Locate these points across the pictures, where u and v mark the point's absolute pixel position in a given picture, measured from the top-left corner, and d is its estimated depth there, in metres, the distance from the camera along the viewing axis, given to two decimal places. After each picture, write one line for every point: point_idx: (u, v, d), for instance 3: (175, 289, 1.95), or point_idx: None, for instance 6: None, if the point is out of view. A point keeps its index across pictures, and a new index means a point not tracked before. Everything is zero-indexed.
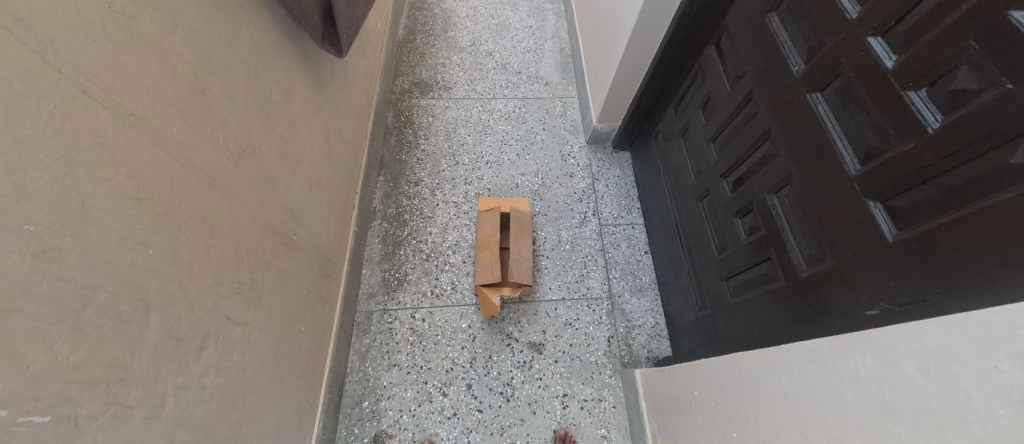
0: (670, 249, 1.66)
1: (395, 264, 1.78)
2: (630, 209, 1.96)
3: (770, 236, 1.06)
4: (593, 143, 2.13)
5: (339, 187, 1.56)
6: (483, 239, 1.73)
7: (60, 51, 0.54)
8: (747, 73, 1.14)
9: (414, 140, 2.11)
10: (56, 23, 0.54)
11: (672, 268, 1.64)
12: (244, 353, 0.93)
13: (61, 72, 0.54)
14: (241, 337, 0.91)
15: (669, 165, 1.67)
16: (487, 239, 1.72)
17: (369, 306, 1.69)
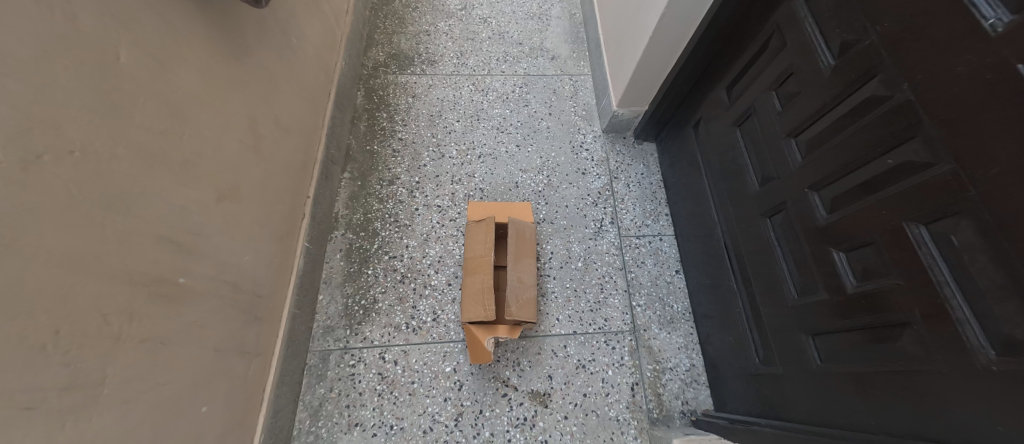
0: (711, 273, 1.30)
1: (361, 287, 1.39)
2: (655, 216, 1.59)
3: (911, 291, 0.70)
4: (610, 132, 1.74)
5: (285, 193, 1.16)
6: (472, 259, 1.33)
7: None
8: (868, 37, 0.76)
9: (389, 125, 1.69)
10: None
11: (715, 298, 1.28)
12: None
13: None
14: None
15: (713, 165, 1.30)
16: (477, 260, 1.32)
17: (325, 345, 1.30)
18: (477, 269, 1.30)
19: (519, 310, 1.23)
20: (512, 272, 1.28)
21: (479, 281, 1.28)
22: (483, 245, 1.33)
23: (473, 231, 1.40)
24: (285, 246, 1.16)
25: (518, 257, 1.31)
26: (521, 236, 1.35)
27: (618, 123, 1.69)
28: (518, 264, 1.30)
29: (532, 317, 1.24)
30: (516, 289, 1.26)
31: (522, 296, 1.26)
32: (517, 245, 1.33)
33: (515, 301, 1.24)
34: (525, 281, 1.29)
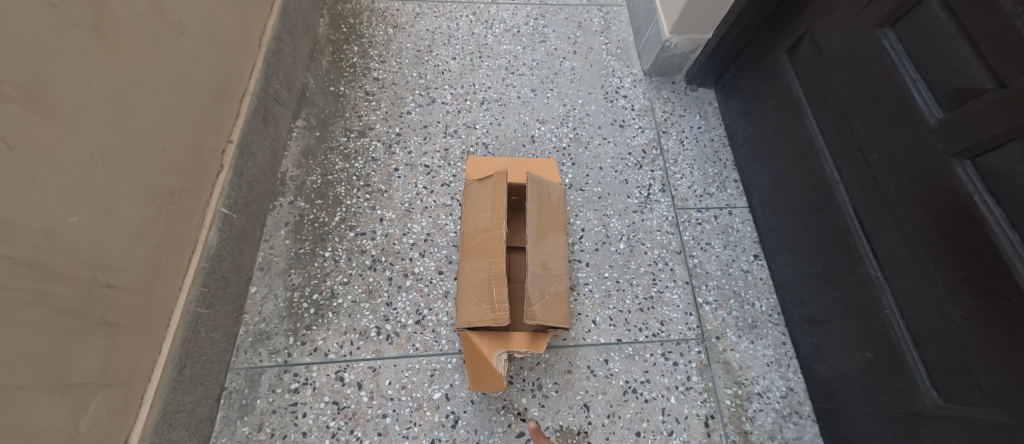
0: (825, 257, 0.88)
1: (314, 276, 0.97)
2: (721, 182, 1.17)
3: None
4: (655, 75, 1.32)
5: (181, 131, 0.74)
6: (473, 236, 0.89)
7: None
8: None
9: (361, 61, 1.26)
10: None
11: (831, 293, 0.87)
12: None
13: None
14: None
15: (826, 96, 0.88)
16: (478, 237, 0.88)
17: (255, 360, 0.88)
18: (478, 249, 0.87)
19: (546, 312, 0.80)
20: (534, 255, 0.84)
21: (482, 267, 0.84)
22: (489, 214, 0.89)
23: (472, 194, 0.95)
24: (182, 214, 0.74)
25: (541, 233, 0.88)
26: (544, 201, 0.92)
27: (666, 60, 1.27)
28: (541, 243, 0.87)
29: (564, 322, 0.82)
30: (539, 280, 0.83)
31: (549, 291, 0.83)
32: (540, 215, 0.89)
33: (540, 297, 0.81)
34: (552, 267, 0.86)
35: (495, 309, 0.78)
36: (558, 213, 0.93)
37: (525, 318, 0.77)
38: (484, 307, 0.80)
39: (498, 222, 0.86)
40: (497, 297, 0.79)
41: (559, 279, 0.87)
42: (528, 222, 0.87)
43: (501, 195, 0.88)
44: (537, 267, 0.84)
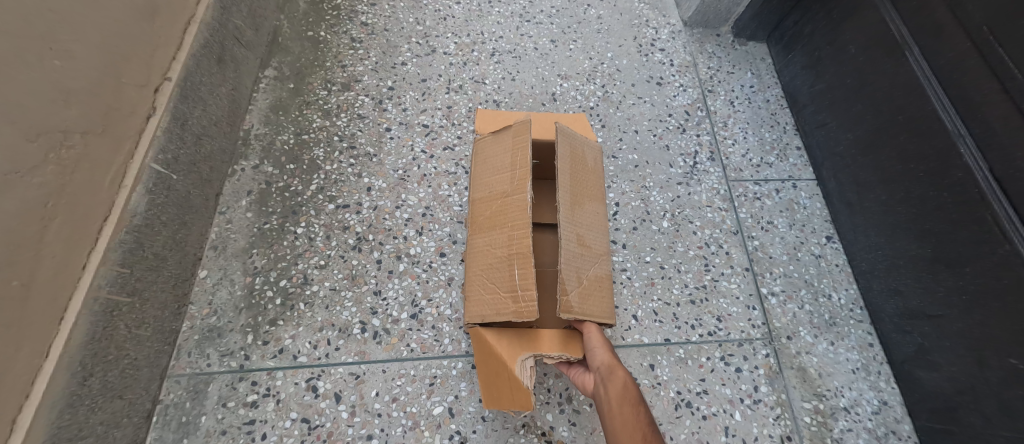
0: (942, 235, 0.69)
1: (281, 259, 0.77)
2: (780, 150, 0.97)
3: None
4: (695, 26, 1.12)
5: (82, 52, 0.54)
6: (487, 203, 0.68)
7: None
8: None
9: (347, 5, 1.05)
10: None
11: (947, 282, 0.68)
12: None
13: None
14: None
15: (945, 26, 0.68)
16: (493, 204, 0.67)
17: (200, 365, 0.67)
18: (494, 219, 0.65)
19: (584, 303, 0.60)
20: (567, 227, 0.63)
21: (499, 244, 0.63)
22: (507, 175, 0.68)
23: (484, 152, 0.74)
24: (87, 166, 0.54)
25: (575, 200, 0.67)
26: (577, 160, 0.71)
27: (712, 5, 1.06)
28: (576, 212, 0.66)
29: (606, 317, 0.62)
30: (575, 260, 0.62)
31: (587, 276, 0.63)
32: (573, 176, 0.68)
33: (576, 284, 0.60)
34: (588, 244, 0.66)
35: (518, 300, 0.57)
36: (593, 177, 0.72)
37: (558, 311, 0.57)
38: (502, 295, 0.59)
39: (520, 184, 0.65)
40: (520, 283, 0.58)
41: (597, 260, 0.66)
42: (559, 185, 0.66)
43: (524, 150, 0.67)
44: (572, 243, 0.63)
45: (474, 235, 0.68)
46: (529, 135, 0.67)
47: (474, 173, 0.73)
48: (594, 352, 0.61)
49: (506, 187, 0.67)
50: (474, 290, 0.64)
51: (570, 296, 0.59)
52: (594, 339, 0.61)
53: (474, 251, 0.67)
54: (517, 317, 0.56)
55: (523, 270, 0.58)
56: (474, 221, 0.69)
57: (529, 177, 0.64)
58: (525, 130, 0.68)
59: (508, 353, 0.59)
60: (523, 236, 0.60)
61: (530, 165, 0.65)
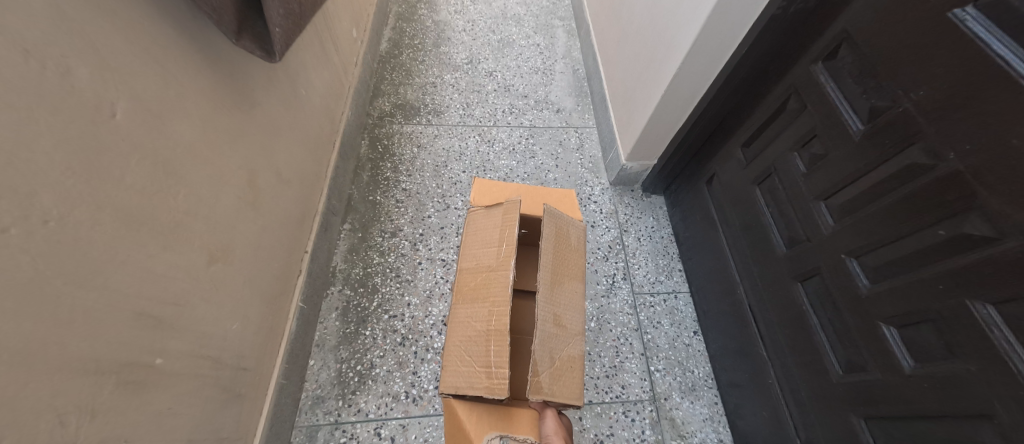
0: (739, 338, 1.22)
1: (356, 352, 1.27)
2: (669, 271, 1.53)
3: (975, 375, 0.66)
4: (619, 184, 1.71)
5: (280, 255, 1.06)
6: (479, 275, 0.95)
7: None
8: (901, 105, 0.75)
9: (393, 176, 1.64)
10: None
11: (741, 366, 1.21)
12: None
13: None
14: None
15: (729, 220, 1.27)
16: (484, 276, 0.94)
17: (313, 419, 1.16)
18: (482, 293, 0.91)
19: (552, 384, 0.84)
20: (543, 301, 0.89)
21: (484, 317, 0.88)
22: (496, 254, 0.95)
23: (480, 221, 1.02)
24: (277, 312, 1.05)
25: (553, 273, 0.94)
26: (559, 235, 0.99)
27: (626, 175, 1.65)
28: (552, 290, 0.93)
29: (572, 398, 0.86)
30: (547, 340, 0.87)
31: (558, 355, 0.88)
32: (553, 253, 0.95)
33: (547, 365, 0.85)
34: (561, 322, 0.92)
35: (491, 375, 0.81)
36: (573, 255, 1.00)
37: (528, 391, 0.81)
38: (480, 371, 0.82)
39: (505, 259, 0.92)
40: (496, 361, 0.81)
41: (566, 339, 0.92)
42: (540, 263, 0.93)
43: (511, 227, 0.95)
44: (547, 322, 0.89)
45: (466, 302, 0.93)
46: (517, 216, 0.96)
47: (472, 244, 1.00)
48: (546, 435, 0.89)
49: (494, 261, 0.94)
50: (455, 361, 0.87)
51: (540, 377, 0.83)
52: (551, 429, 0.90)
53: (465, 316, 0.92)
54: (489, 393, 0.79)
55: (498, 349, 0.82)
56: (466, 291, 0.95)
57: (513, 256, 0.91)
58: (514, 207, 0.97)
59: (476, 428, 0.85)
60: (503, 315, 0.85)
61: (518, 244, 0.93)
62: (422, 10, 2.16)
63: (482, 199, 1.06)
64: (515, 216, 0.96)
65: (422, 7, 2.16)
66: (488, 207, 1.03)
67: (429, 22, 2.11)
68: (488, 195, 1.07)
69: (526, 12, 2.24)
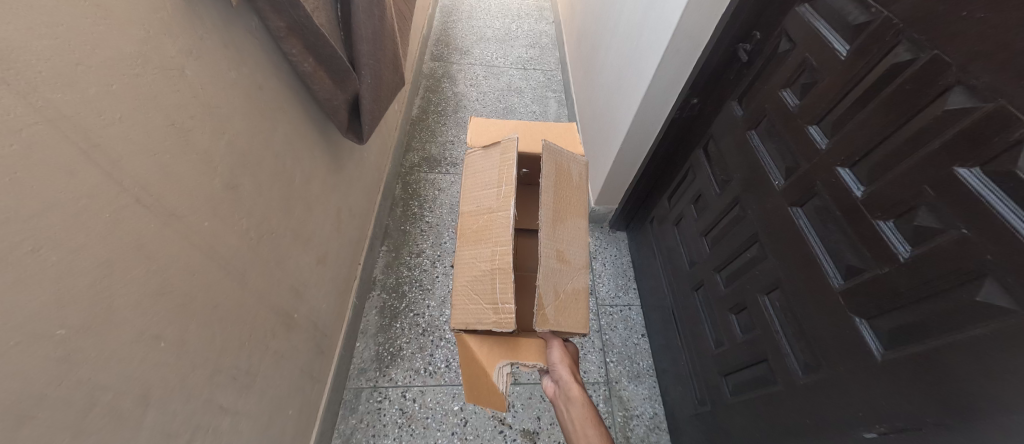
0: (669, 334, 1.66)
1: (390, 338, 1.74)
2: (626, 288, 1.96)
3: (764, 337, 1.11)
4: (592, 221, 2.10)
5: (344, 259, 1.53)
6: (483, 219, 1.15)
7: (124, 167, 0.61)
8: (733, 180, 1.25)
9: (419, 212, 2.13)
10: (127, 141, 0.62)
11: (670, 356, 1.65)
12: (212, 439, 0.84)
13: (121, 185, 0.61)
14: (210, 419, 0.83)
15: (664, 248, 1.73)
16: (487, 218, 1.14)
17: (358, 383, 1.63)
18: (486, 236, 1.12)
19: (557, 317, 1.04)
20: (546, 238, 1.08)
21: (488, 256, 1.09)
22: (496, 197, 1.14)
23: (481, 162, 1.23)
24: (339, 299, 1.51)
25: (553, 212, 1.12)
26: (558, 173, 1.16)
27: (596, 216, 2.06)
28: (554, 230, 1.11)
29: (575, 327, 1.06)
30: (550, 277, 1.06)
31: (561, 289, 1.08)
32: (553, 192, 1.13)
33: (551, 302, 1.04)
34: (564, 257, 1.11)
35: (498, 309, 1.02)
36: (571, 194, 1.19)
37: (535, 324, 1.00)
38: (488, 307, 1.04)
39: (504, 200, 1.12)
40: (502, 296, 1.02)
41: (568, 272, 1.11)
42: (541, 202, 1.10)
43: (508, 168, 1.15)
44: (551, 259, 1.07)
45: (472, 244, 1.15)
46: (516, 157, 1.15)
47: (475, 188, 1.21)
48: (554, 362, 1.12)
49: (495, 203, 1.14)
50: (465, 301, 1.10)
51: (546, 310, 1.02)
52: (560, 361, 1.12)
53: (471, 256, 1.14)
54: (499, 326, 1.00)
55: (502, 286, 1.03)
56: (471, 234, 1.16)
57: (512, 196, 1.10)
58: (511, 146, 1.18)
59: (490, 360, 1.06)
60: (504, 253, 1.06)
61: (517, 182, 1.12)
62: (444, 84, 2.77)
63: (480, 140, 1.28)
64: (512, 159, 1.15)
65: (444, 82, 2.77)
66: (485, 149, 1.25)
67: (450, 92, 2.72)
68: (485, 137, 1.29)
69: (525, 86, 2.84)
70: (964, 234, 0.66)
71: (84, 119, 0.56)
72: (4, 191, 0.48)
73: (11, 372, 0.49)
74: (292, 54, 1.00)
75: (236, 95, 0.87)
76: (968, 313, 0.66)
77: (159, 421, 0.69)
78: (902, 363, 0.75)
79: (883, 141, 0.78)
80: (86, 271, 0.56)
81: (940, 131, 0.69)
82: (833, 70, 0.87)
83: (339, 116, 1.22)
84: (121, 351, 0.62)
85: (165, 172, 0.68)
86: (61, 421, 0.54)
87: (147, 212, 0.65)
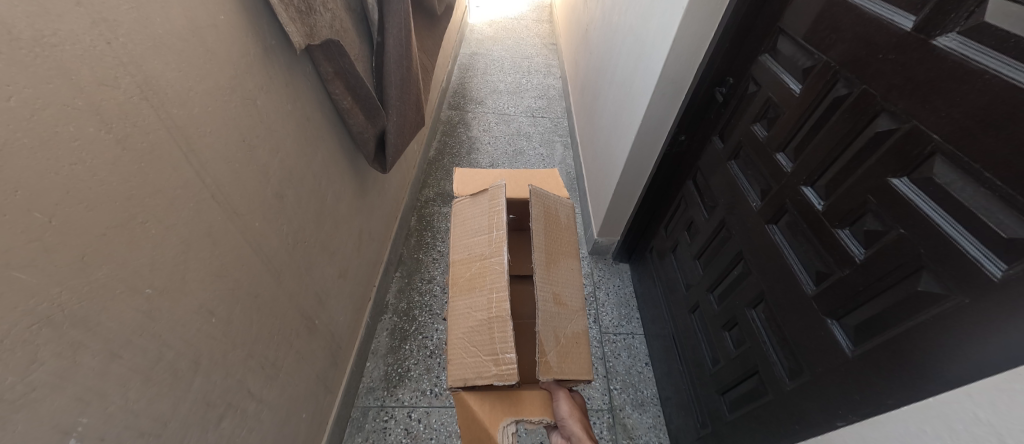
0: (669, 359, 1.66)
1: (398, 358, 1.78)
2: (629, 318, 1.94)
3: (753, 349, 1.18)
4: (594, 253, 2.17)
5: (361, 279, 1.65)
6: (474, 264, 1.13)
7: (208, 169, 0.77)
8: (719, 205, 1.37)
9: (431, 242, 2.26)
10: (212, 149, 0.79)
11: (672, 382, 1.62)
12: (238, 420, 0.92)
13: (204, 182, 0.77)
14: (239, 400, 0.91)
15: (662, 277, 1.79)
16: (479, 266, 1.11)
17: (367, 402, 1.65)
18: (480, 283, 1.08)
19: (560, 364, 1.01)
20: (541, 284, 1.08)
21: (484, 304, 1.05)
22: (489, 243, 1.13)
23: (470, 209, 1.23)
24: (354, 316, 1.61)
25: (546, 257, 1.14)
26: (547, 217, 1.22)
27: (598, 247, 2.13)
28: (547, 275, 1.12)
29: (580, 373, 1.04)
30: (549, 321, 1.05)
31: (562, 334, 1.06)
32: (543, 237, 1.17)
33: (552, 348, 1.01)
34: (561, 301, 1.11)
35: (498, 360, 0.95)
36: (565, 234, 1.25)
37: (538, 373, 0.97)
38: (488, 359, 0.97)
39: (497, 247, 1.10)
40: (500, 346, 0.96)
41: (566, 316, 1.10)
42: (534, 247, 1.13)
43: (498, 214, 1.15)
44: (548, 303, 1.08)
45: (467, 293, 1.10)
46: (506, 204, 1.15)
47: (464, 234, 1.20)
48: (563, 417, 1.03)
49: (487, 250, 1.12)
50: (462, 354, 1.02)
51: (548, 358, 0.99)
52: (571, 417, 1.04)
53: (466, 306, 1.09)
54: (500, 379, 0.93)
55: (501, 335, 0.97)
56: (464, 282, 1.12)
57: (505, 241, 1.09)
58: (499, 191, 1.18)
59: (493, 419, 0.96)
60: (501, 300, 1.02)
61: (507, 228, 1.12)
62: (460, 130, 3.01)
63: (467, 189, 1.30)
64: (501, 206, 1.15)
65: (459, 128, 3.02)
66: (473, 196, 1.26)
67: (464, 137, 2.95)
68: (473, 185, 1.32)
69: (534, 132, 3.07)
70: (901, 233, 0.77)
71: (188, 129, 0.73)
72: (133, 175, 0.64)
73: (112, 315, 0.62)
74: (335, 93, 1.19)
75: (290, 123, 1.05)
76: (913, 302, 0.76)
77: (204, 388, 0.80)
78: (868, 356, 0.83)
79: (834, 161, 0.91)
80: (171, 245, 0.71)
81: (874, 151, 0.82)
82: (791, 105, 1.03)
83: (368, 147, 1.38)
84: (184, 317, 0.74)
85: (234, 177, 0.85)
86: (137, 365, 0.66)
87: (218, 207, 0.81)
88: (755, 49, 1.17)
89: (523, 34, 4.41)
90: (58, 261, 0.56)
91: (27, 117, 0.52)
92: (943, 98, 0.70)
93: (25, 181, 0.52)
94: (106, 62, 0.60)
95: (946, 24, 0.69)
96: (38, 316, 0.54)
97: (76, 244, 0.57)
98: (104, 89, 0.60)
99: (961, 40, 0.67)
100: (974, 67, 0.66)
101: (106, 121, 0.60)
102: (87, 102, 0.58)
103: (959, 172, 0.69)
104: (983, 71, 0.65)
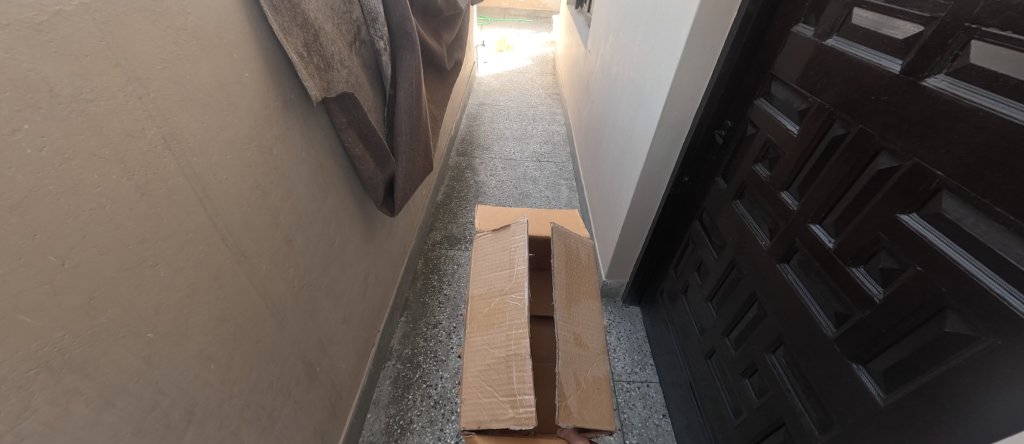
0: (688, 409, 1.55)
1: (401, 409, 1.70)
2: (643, 364, 1.85)
3: (777, 398, 1.11)
4: (604, 295, 2.12)
5: (365, 324, 1.62)
6: (495, 301, 1.11)
7: (219, 213, 0.79)
8: (727, 244, 1.35)
9: (437, 285, 2.24)
10: (226, 194, 0.81)
11: (693, 435, 1.51)
12: None
13: (214, 226, 0.78)
14: None
15: (675, 319, 1.73)
16: (499, 301, 1.10)
17: None
18: (498, 321, 1.06)
19: (581, 410, 0.95)
20: (561, 322, 1.06)
21: (502, 341, 1.02)
22: (509, 279, 1.12)
23: (491, 245, 1.23)
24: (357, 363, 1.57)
25: (566, 295, 1.12)
26: (568, 255, 1.21)
27: (608, 290, 2.08)
28: (568, 313, 1.09)
29: (604, 422, 0.97)
30: (570, 362, 1.01)
31: (582, 377, 1.01)
32: (564, 275, 1.15)
33: (572, 392, 0.96)
34: (581, 342, 1.08)
35: (516, 402, 0.90)
36: (587, 272, 1.23)
37: (558, 418, 0.92)
38: (505, 400, 0.92)
39: (517, 283, 1.10)
40: (518, 387, 0.92)
41: (588, 358, 1.06)
42: (555, 284, 1.11)
43: (519, 251, 1.15)
44: (568, 344, 1.04)
45: (484, 330, 1.08)
46: (527, 239, 1.15)
47: (483, 273, 1.20)
48: None
49: (508, 284, 1.11)
50: (476, 394, 0.98)
51: (569, 403, 0.94)
52: None
53: (484, 343, 1.06)
54: (516, 423, 0.88)
55: (519, 375, 0.93)
56: (482, 319, 1.10)
57: (526, 277, 1.08)
58: (520, 228, 1.19)
59: None
60: (520, 338, 0.99)
61: (528, 264, 1.12)
62: (467, 174, 3.08)
63: (487, 225, 1.32)
64: (521, 242, 1.15)
65: (467, 173, 3.09)
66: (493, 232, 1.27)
67: (471, 181, 3.01)
68: (492, 221, 1.34)
69: (540, 176, 3.12)
70: (919, 271, 0.74)
71: (205, 176, 0.76)
72: (148, 219, 0.65)
73: (112, 360, 0.62)
74: (348, 141, 1.23)
75: (303, 170, 1.08)
76: (942, 345, 0.72)
77: (195, 440, 0.76)
78: (903, 405, 0.77)
79: (841, 198, 0.90)
80: (178, 288, 0.71)
81: (880, 187, 0.81)
82: (790, 145, 1.04)
83: (376, 193, 1.41)
84: (183, 364, 0.73)
85: (245, 221, 0.86)
86: (129, 415, 0.64)
87: (227, 250, 0.81)
88: (751, 93, 1.20)
89: (528, 85, 4.61)
90: (66, 304, 0.56)
91: (54, 167, 0.54)
92: (942, 136, 0.70)
93: (46, 226, 0.54)
94: (136, 115, 0.63)
95: (933, 66, 0.71)
96: (38, 361, 0.54)
97: (84, 288, 0.58)
98: (130, 138, 0.63)
99: (949, 80, 0.69)
100: (967, 104, 0.66)
101: (128, 169, 0.62)
102: (113, 152, 0.60)
103: (970, 207, 0.68)
104: (976, 109, 0.65)
